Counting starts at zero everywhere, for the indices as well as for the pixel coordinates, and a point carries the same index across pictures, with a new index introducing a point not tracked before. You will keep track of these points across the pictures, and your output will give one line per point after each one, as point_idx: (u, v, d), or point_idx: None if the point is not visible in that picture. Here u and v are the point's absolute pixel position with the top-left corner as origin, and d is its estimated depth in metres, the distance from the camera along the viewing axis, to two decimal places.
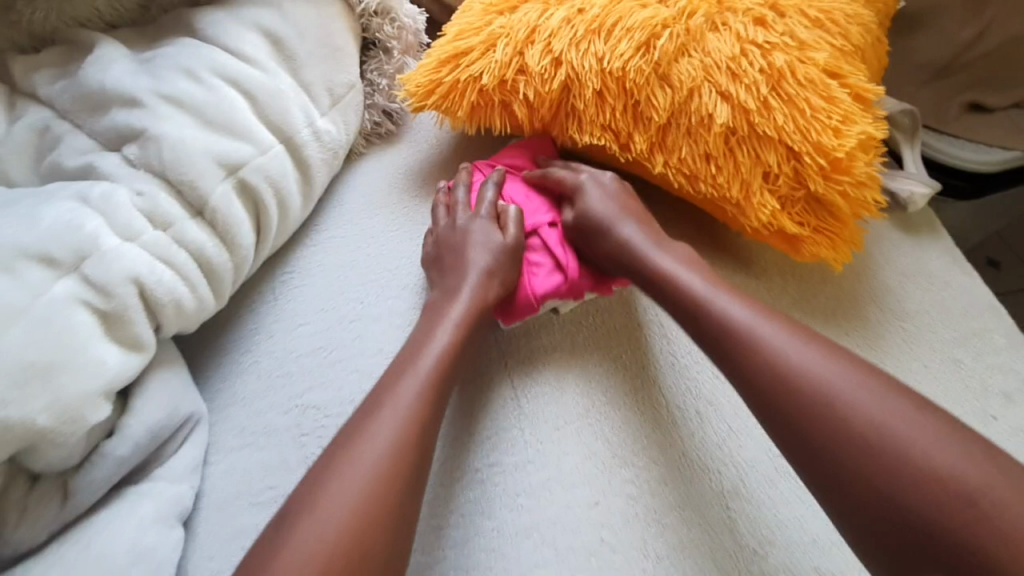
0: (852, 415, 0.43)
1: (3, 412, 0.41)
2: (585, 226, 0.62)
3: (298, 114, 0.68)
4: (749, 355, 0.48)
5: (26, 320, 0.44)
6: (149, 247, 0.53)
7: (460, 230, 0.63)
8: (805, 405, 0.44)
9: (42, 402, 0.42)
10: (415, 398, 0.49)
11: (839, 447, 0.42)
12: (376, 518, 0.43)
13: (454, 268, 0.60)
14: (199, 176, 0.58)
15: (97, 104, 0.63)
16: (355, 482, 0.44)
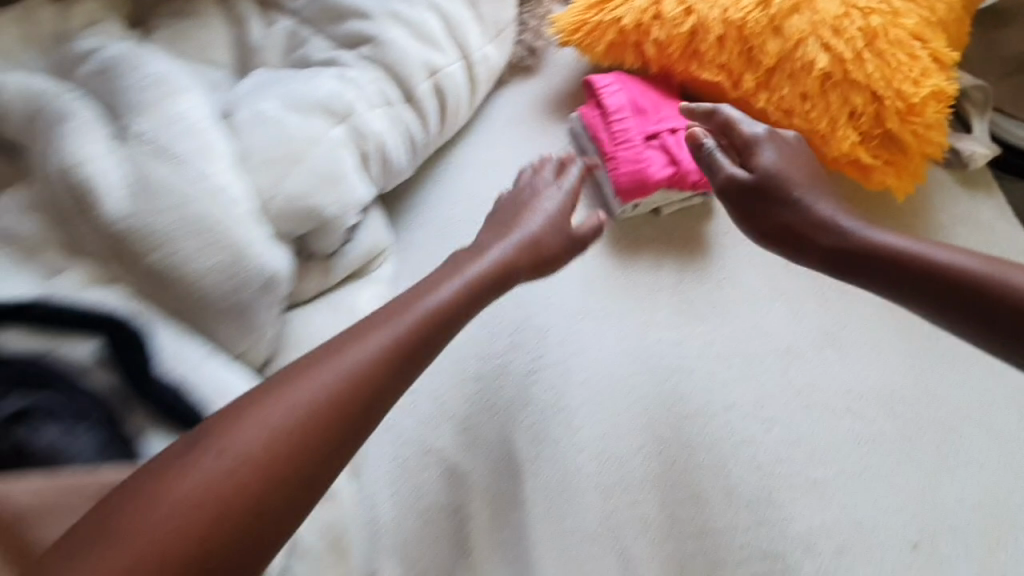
0: (954, 268, 0.56)
1: (313, 199, 0.64)
2: (767, 181, 0.65)
3: (474, 39, 0.87)
4: (875, 266, 0.59)
5: (320, 146, 0.66)
6: (385, 116, 0.75)
7: (525, 201, 0.70)
8: (931, 285, 0.56)
9: (332, 199, 0.65)
10: (371, 354, 0.49)
11: (977, 300, 0.54)
12: (250, 483, 0.42)
13: (493, 238, 0.65)
14: (410, 75, 0.79)
15: (336, 17, 0.84)
16: (261, 435, 0.44)
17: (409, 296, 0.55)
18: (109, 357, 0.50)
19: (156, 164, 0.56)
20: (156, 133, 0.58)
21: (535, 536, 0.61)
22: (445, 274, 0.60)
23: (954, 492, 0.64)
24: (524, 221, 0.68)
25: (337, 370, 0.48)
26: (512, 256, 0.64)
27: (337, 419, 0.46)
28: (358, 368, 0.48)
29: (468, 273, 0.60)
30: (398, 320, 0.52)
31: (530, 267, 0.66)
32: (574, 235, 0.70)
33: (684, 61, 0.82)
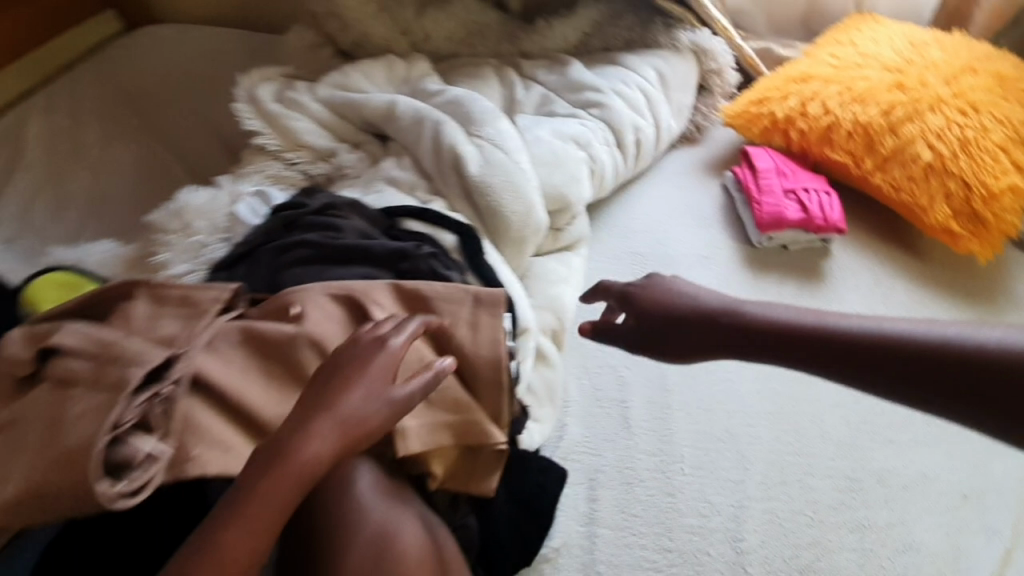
0: (834, 332, 0.72)
1: (570, 192, 1.02)
2: (645, 321, 0.84)
3: (664, 114, 1.25)
4: (768, 345, 0.76)
5: (575, 160, 1.05)
6: (608, 152, 1.15)
7: (364, 358, 0.64)
8: (815, 350, 0.73)
9: (581, 194, 1.04)
10: (239, 539, 0.54)
11: (863, 355, 0.71)
12: None
13: (320, 409, 0.60)
14: (623, 130, 1.18)
15: (576, 88, 1.26)
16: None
17: (235, 495, 0.56)
18: (463, 245, 0.86)
19: (493, 151, 0.97)
20: (493, 135, 0.99)
21: (676, 429, 0.88)
22: (271, 483, 0.56)
23: (1000, 468, 0.85)
24: (356, 391, 0.62)
25: (236, 534, 0.54)
26: (331, 446, 0.59)
27: (317, 466, 0.58)
28: (255, 535, 0.54)
29: (286, 460, 0.57)
30: (244, 502, 0.55)
31: (357, 443, 0.61)
32: (395, 393, 0.63)
33: (820, 145, 1.14)
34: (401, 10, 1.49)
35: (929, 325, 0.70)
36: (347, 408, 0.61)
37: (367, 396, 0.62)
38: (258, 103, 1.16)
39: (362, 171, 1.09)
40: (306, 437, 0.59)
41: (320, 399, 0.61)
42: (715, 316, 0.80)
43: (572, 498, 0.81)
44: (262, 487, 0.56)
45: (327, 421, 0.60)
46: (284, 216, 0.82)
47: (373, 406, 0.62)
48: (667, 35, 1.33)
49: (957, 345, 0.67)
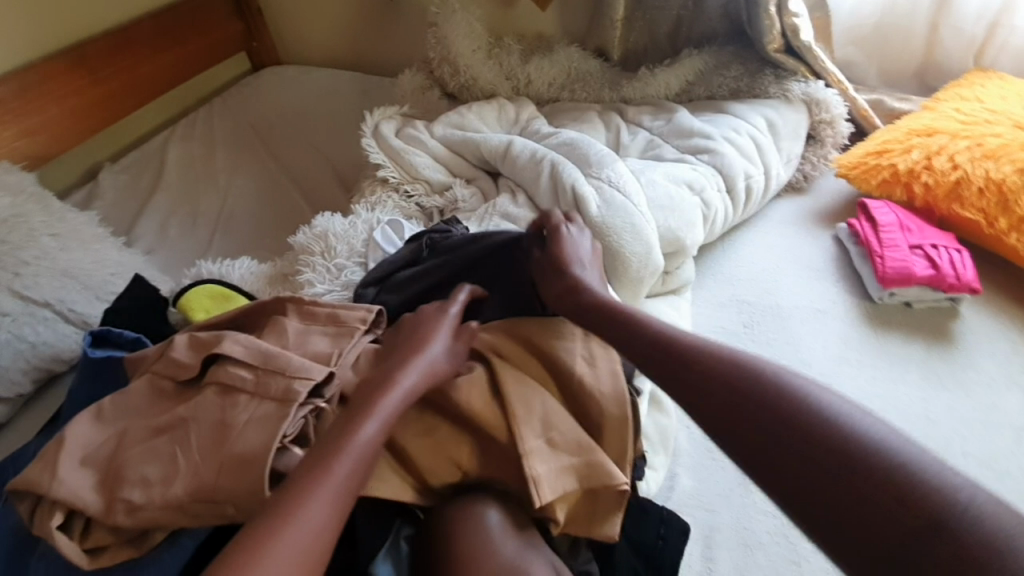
0: (719, 360, 0.62)
1: (685, 236, 1.02)
2: (552, 284, 0.81)
3: (774, 160, 1.24)
4: (654, 349, 0.68)
5: (689, 206, 1.06)
6: (719, 197, 1.15)
7: (434, 318, 0.77)
8: (699, 376, 0.62)
9: (695, 238, 1.04)
10: (369, 429, 0.62)
11: (737, 397, 0.59)
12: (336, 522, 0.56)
13: (411, 347, 0.72)
14: (732, 175, 1.18)
15: (684, 133, 1.28)
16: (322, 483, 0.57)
17: (362, 401, 0.65)
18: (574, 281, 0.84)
19: (612, 193, 1.00)
20: (612, 177, 1.02)
21: None
22: (385, 398, 0.65)
23: None
24: (438, 337, 0.74)
25: (370, 426, 0.63)
26: (422, 379, 0.69)
27: (415, 390, 0.68)
28: (373, 434, 0.62)
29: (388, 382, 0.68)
30: (370, 404, 0.65)
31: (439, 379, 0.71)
32: (460, 351, 0.75)
33: (948, 201, 1.09)
34: (508, 56, 1.61)
35: (838, 399, 0.55)
36: (432, 346, 0.72)
37: (443, 342, 0.74)
38: (383, 138, 1.25)
39: (476, 207, 1.15)
40: (401, 369, 0.69)
41: (409, 347, 0.72)
42: (655, 343, 0.69)
43: (687, 553, 0.78)
44: (378, 398, 0.65)
45: (419, 360, 0.70)
46: (429, 238, 0.89)
47: (451, 351, 0.74)
48: (778, 85, 1.33)
49: (845, 434, 0.52)
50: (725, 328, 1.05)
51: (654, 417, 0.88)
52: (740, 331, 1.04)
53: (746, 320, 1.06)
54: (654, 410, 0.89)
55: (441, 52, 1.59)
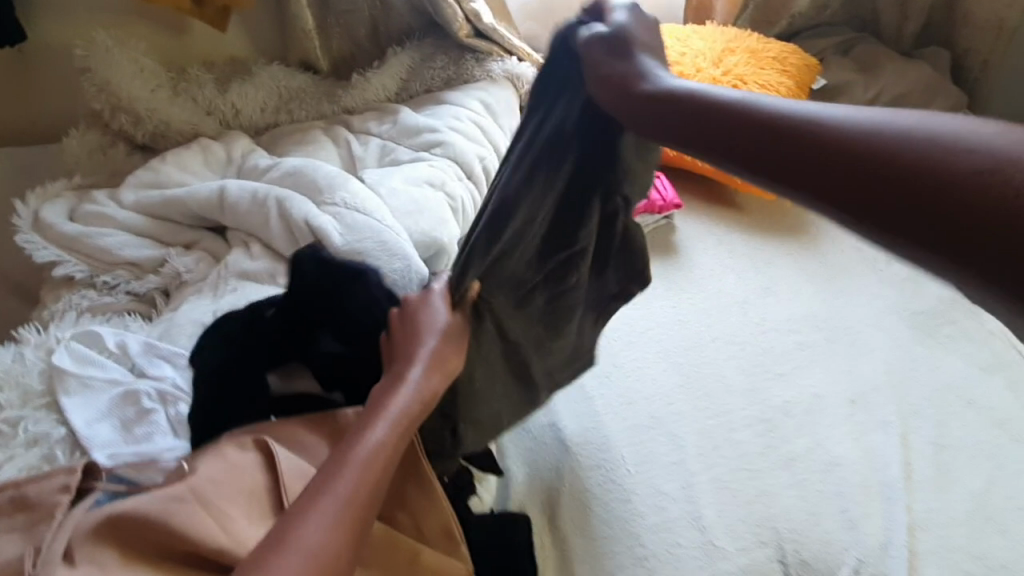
0: (804, 117, 0.48)
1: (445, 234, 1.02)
2: (612, 44, 0.60)
3: (500, 138, 1.33)
4: (722, 123, 0.52)
5: (438, 201, 1.06)
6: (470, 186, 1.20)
7: (422, 300, 0.72)
8: (784, 146, 0.48)
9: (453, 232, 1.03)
10: (376, 441, 0.62)
11: (847, 154, 0.45)
12: (339, 548, 0.56)
13: (415, 338, 0.69)
14: (469, 160, 1.22)
15: (413, 132, 1.28)
16: (326, 519, 0.56)
17: (370, 408, 0.65)
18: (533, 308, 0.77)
19: (351, 214, 0.93)
20: (347, 199, 0.94)
21: (610, 437, 0.89)
22: (389, 398, 0.66)
23: (869, 368, 0.96)
24: (430, 325, 0.70)
25: (377, 436, 0.63)
26: (431, 376, 0.68)
27: (422, 389, 0.67)
28: (382, 440, 0.63)
29: (393, 418, 0.64)
30: (377, 411, 0.65)
31: (430, 404, 0.68)
32: (461, 334, 0.71)
33: None
34: (200, 89, 1.38)
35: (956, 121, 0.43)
36: (428, 337, 0.69)
37: (436, 326, 0.70)
38: (49, 228, 0.98)
39: (205, 273, 0.97)
40: (404, 371, 0.67)
41: (407, 338, 0.69)
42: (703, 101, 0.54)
43: (539, 542, 0.79)
44: (388, 401, 0.65)
45: (421, 356, 0.68)
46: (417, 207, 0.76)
47: (449, 335, 0.70)
48: (480, 68, 1.44)
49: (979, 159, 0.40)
50: None
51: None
52: None
53: None
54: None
55: (108, 100, 1.31)
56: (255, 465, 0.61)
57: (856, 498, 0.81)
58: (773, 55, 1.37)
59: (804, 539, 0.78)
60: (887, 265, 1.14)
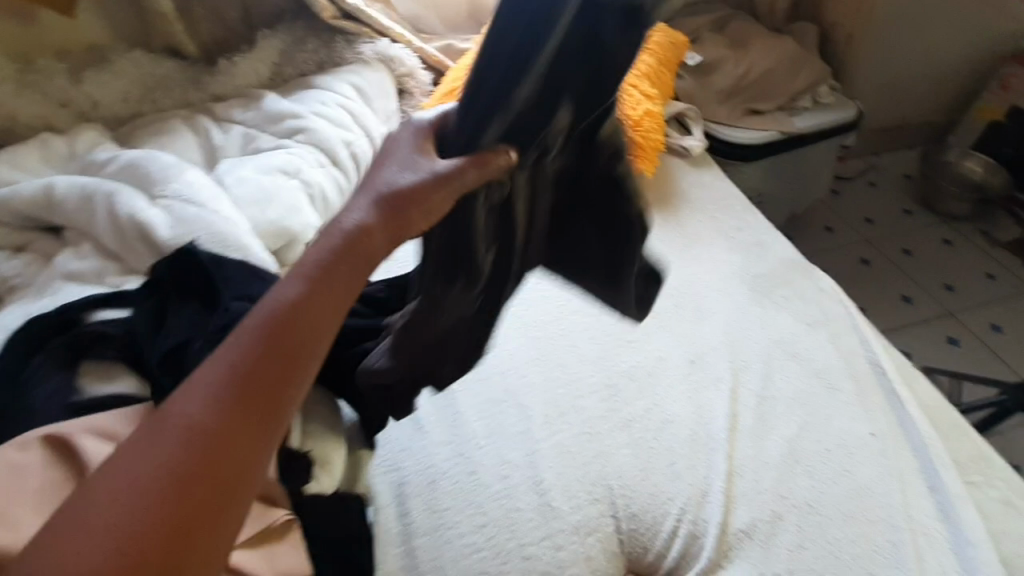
0: None
1: (294, 222, 1.00)
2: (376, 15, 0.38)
3: (371, 122, 1.30)
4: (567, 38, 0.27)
5: (287, 189, 1.03)
6: (334, 173, 1.17)
7: (389, 139, 0.63)
8: None
9: (302, 220, 1.01)
10: (287, 295, 0.52)
11: None
12: (237, 411, 0.47)
13: (368, 179, 0.60)
14: (332, 145, 1.19)
15: (277, 120, 1.24)
16: (223, 376, 0.48)
17: (301, 262, 0.55)
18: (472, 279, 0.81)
19: (184, 206, 0.90)
20: (181, 191, 0.92)
21: (462, 410, 0.92)
22: (326, 244, 0.55)
23: (709, 330, 1.03)
24: (390, 159, 0.60)
25: (290, 292, 0.53)
26: (372, 212, 0.57)
27: (355, 228, 0.56)
28: (292, 296, 0.52)
29: (310, 272, 0.54)
30: (310, 264, 0.55)
31: (375, 253, 0.57)
32: (421, 165, 0.60)
33: None
34: (48, 79, 1.28)
35: None
36: (382, 175, 0.59)
37: (396, 162, 0.60)
38: None
39: (34, 276, 0.92)
40: (348, 210, 0.58)
41: (366, 175, 0.61)
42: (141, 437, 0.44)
43: (381, 516, 0.81)
44: (320, 249, 0.55)
45: (365, 192, 0.59)
46: None
47: (410, 169, 0.59)
48: (351, 50, 1.41)
49: None
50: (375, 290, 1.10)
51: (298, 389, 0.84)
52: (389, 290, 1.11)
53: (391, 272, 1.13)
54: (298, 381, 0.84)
55: None
56: (35, 467, 0.56)
57: (682, 452, 0.87)
58: None
59: (635, 493, 0.84)
60: (737, 232, 1.22)
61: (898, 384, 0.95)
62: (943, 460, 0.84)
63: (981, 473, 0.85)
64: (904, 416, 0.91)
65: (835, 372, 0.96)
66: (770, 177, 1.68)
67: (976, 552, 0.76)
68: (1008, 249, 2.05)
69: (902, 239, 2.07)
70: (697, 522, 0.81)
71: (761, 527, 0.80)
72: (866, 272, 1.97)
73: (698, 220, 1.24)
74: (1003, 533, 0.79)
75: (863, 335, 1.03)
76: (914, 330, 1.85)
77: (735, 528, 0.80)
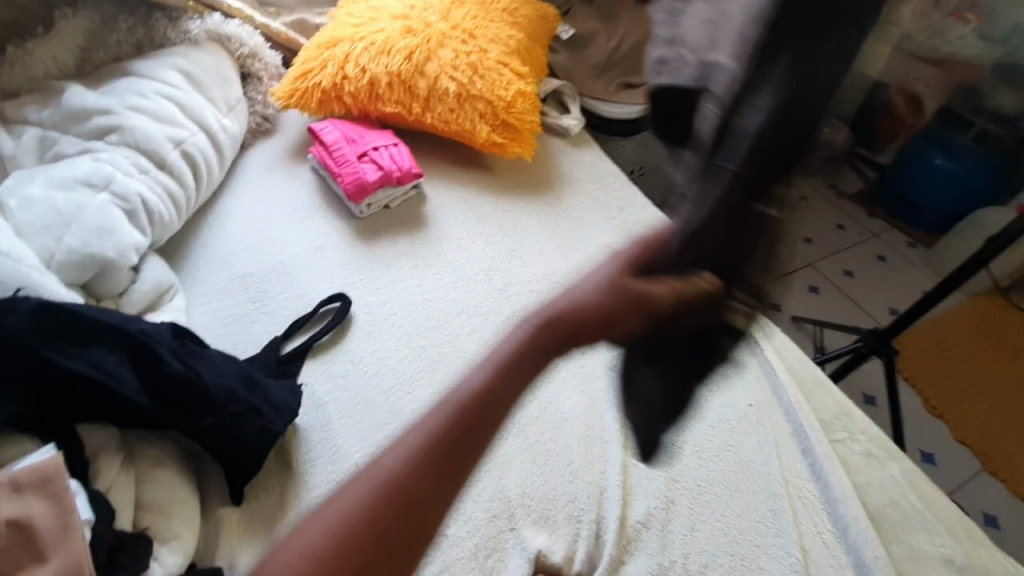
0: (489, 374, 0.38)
1: (101, 249, 0.83)
2: None
3: (209, 115, 1.12)
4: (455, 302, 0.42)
5: (91, 207, 0.86)
6: (159, 179, 0.99)
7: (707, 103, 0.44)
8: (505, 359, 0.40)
9: (113, 244, 0.84)
10: (511, 348, 0.50)
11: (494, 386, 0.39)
12: (443, 458, 0.47)
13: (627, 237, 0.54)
14: (159, 147, 1.01)
15: (80, 118, 1.01)
16: (440, 412, 0.48)
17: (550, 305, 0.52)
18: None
19: None
20: None
21: (340, 442, 0.83)
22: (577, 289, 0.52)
23: None
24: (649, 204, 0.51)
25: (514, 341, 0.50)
26: (614, 271, 0.51)
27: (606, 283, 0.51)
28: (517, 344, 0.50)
29: (542, 319, 0.51)
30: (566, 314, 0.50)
31: (613, 319, 0.50)
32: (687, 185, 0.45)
33: (373, 103, 1.20)
34: None
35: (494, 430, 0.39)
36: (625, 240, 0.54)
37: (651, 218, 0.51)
38: None
39: None
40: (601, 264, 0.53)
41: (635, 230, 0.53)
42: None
43: None
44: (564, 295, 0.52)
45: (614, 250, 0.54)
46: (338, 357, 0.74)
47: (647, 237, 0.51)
48: (174, 28, 1.17)
49: None
50: (234, 315, 0.98)
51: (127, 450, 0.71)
52: (249, 310, 0.99)
53: (251, 292, 1.01)
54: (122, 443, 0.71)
55: None
56: None
57: (579, 450, 0.86)
58: (503, 5, 1.31)
59: (532, 502, 0.81)
60: (619, 212, 1.22)
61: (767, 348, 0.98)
62: (810, 419, 0.89)
63: (845, 428, 0.90)
64: (775, 380, 0.94)
65: None
66: None
67: (845, 507, 0.81)
68: None
69: None
70: (598, 521, 0.80)
71: (658, 516, 0.81)
72: None
73: (580, 202, 1.22)
74: (866, 483, 0.85)
75: None
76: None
77: (633, 520, 0.80)
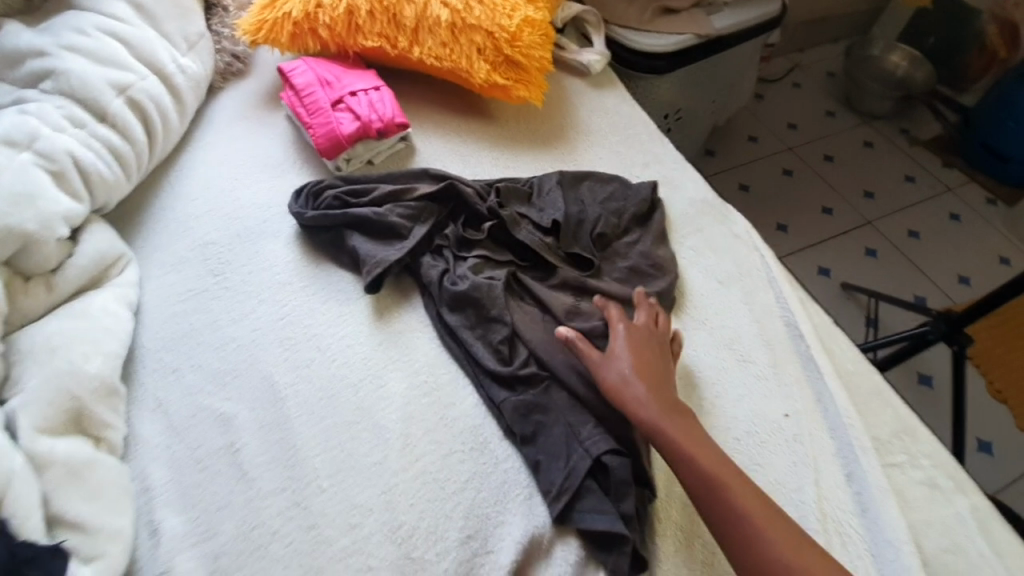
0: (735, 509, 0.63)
1: (16, 219, 0.73)
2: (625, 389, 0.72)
3: (164, 55, 0.97)
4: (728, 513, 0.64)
5: (11, 170, 0.75)
6: (97, 132, 0.86)
7: None
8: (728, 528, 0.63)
9: (31, 213, 0.74)
10: None
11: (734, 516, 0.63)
12: None
13: None
14: (99, 95, 0.87)
15: (13, 61, 0.88)
16: None
17: None
18: (496, 239, 0.90)
19: None
20: None
21: (301, 444, 0.73)
22: None
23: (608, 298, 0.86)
24: None
25: None
26: None
27: None
28: None
29: None
30: None
31: None
32: None
33: (352, 36, 1.02)
34: None
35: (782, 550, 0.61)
36: None
37: None
38: None
39: None
40: None
41: None
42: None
43: None
44: None
45: None
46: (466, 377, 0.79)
47: None
48: None
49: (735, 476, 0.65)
50: (191, 288, 0.86)
51: (51, 439, 0.66)
52: (208, 283, 0.86)
53: (212, 262, 0.89)
54: (47, 435, 0.66)
55: None
56: None
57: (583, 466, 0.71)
58: None
59: (513, 518, 0.70)
60: (640, 172, 1.04)
61: (817, 350, 0.82)
62: (862, 440, 0.74)
63: (904, 450, 0.76)
64: (820, 388, 0.79)
65: (747, 339, 0.83)
66: (689, 88, 1.46)
67: (898, 553, 0.67)
68: (925, 147, 1.95)
69: (824, 144, 1.93)
70: (590, 550, 0.68)
71: (666, 545, 0.69)
72: (789, 183, 1.83)
73: (595, 160, 1.04)
74: (925, 520, 0.71)
75: (780, 290, 0.89)
76: (825, 245, 1.72)
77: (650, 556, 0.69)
